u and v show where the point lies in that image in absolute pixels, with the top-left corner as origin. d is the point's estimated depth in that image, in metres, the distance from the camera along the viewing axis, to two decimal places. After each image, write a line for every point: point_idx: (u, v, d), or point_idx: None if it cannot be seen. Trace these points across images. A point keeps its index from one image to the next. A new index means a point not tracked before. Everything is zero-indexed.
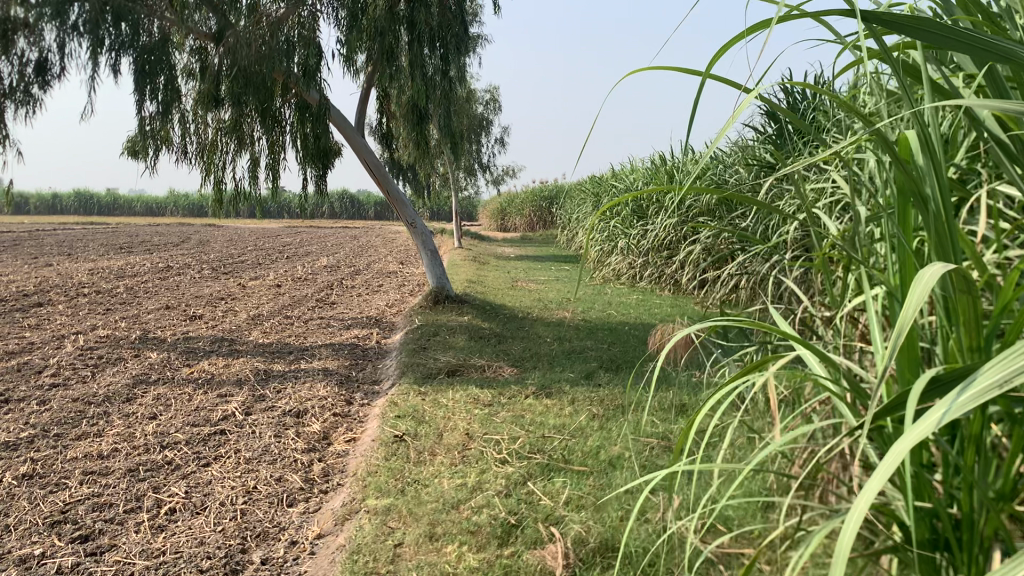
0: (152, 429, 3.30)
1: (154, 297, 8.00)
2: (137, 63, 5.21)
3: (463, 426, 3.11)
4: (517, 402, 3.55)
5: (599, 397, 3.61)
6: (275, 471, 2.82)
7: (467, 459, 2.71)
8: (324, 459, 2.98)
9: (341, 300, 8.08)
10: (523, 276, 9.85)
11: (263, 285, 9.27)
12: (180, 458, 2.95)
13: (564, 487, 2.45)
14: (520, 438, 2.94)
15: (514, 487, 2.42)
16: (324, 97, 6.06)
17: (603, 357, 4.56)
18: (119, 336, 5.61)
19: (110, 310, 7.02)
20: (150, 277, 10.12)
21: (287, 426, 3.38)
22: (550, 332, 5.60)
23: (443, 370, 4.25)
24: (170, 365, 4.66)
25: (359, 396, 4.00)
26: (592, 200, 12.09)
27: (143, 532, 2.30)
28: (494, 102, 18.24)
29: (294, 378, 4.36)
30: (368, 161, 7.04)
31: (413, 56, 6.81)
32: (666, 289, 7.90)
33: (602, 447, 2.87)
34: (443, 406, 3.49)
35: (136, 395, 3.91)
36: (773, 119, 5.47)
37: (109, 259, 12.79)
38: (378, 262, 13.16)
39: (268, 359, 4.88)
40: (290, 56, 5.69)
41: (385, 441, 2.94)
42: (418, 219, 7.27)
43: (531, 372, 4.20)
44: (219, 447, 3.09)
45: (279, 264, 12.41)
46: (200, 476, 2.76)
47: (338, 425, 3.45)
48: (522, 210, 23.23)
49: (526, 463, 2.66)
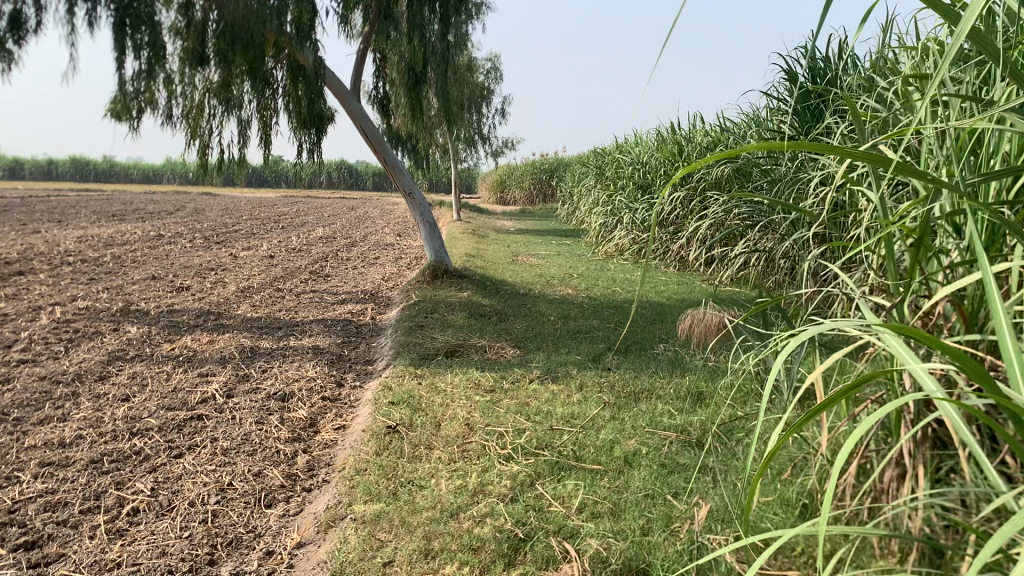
0: (123, 414, 3.02)
1: (142, 267, 7.69)
2: (117, 15, 4.85)
3: (463, 415, 2.83)
4: (521, 388, 3.27)
5: (610, 384, 3.32)
6: (254, 464, 2.54)
7: (467, 455, 2.43)
8: (309, 450, 2.71)
9: (336, 273, 7.77)
10: (524, 250, 9.56)
11: (255, 255, 8.94)
12: (150, 447, 2.68)
13: (577, 490, 2.17)
14: (525, 431, 2.65)
15: (520, 490, 2.16)
16: (319, 58, 5.71)
17: (611, 338, 4.28)
18: (99, 308, 5.31)
19: (93, 279, 6.72)
20: (140, 245, 9.80)
21: (270, 412, 3.09)
22: (554, 309, 5.32)
23: (441, 350, 3.96)
24: (151, 340, 4.37)
25: (350, 378, 3.71)
26: (594, 173, 11.74)
27: (99, 538, 2.04)
28: (496, 71, 17.81)
29: (281, 357, 4.08)
30: (364, 127, 6.68)
31: (413, 18, 6.44)
32: (672, 266, 7.60)
33: (616, 442, 2.59)
34: (441, 391, 3.22)
35: (110, 374, 3.63)
36: (796, 87, 5.14)
37: (99, 227, 12.41)
38: (374, 233, 12.84)
39: (255, 336, 4.59)
40: (283, 15, 5.27)
41: (376, 432, 2.66)
42: (416, 189, 6.91)
43: (536, 354, 3.93)
44: (195, 434, 2.81)
45: (274, 234, 12.07)
46: (170, 470, 2.48)
47: (326, 410, 3.17)
48: (522, 182, 22.87)
49: (533, 460, 2.38)
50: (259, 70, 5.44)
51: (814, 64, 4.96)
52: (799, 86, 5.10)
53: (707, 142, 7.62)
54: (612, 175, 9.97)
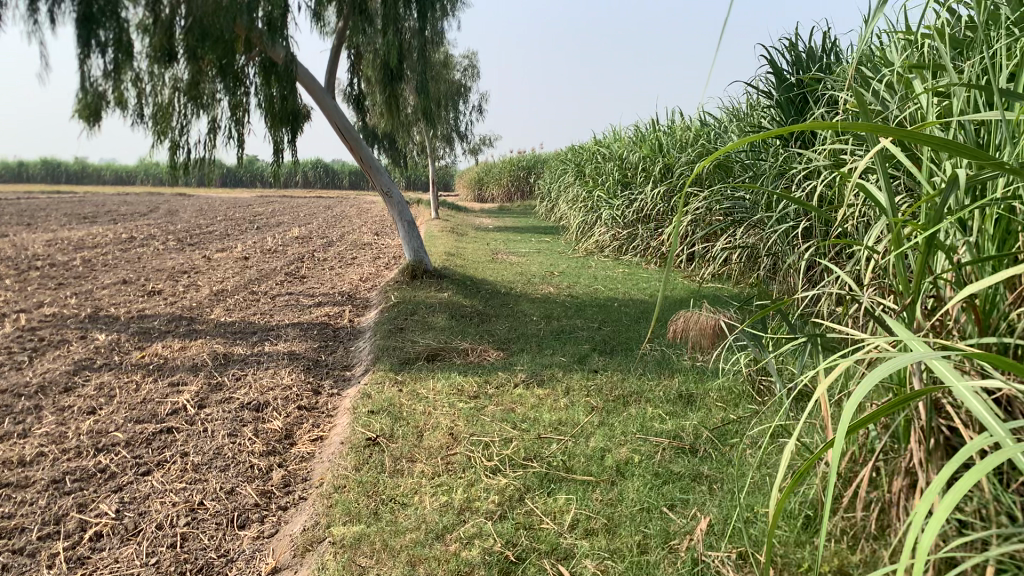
0: (88, 428, 2.86)
1: (112, 271, 7.47)
2: (80, 10, 4.57)
3: (446, 424, 2.72)
4: (506, 393, 3.16)
5: (598, 387, 3.22)
6: (226, 481, 2.40)
7: (451, 467, 2.32)
8: (285, 464, 2.58)
9: (312, 274, 7.61)
10: (504, 248, 9.43)
11: (229, 257, 8.74)
12: (117, 464, 2.53)
13: (569, 504, 2.06)
14: (513, 441, 2.53)
15: (509, 506, 2.05)
16: (291, 53, 5.61)
17: (596, 338, 4.17)
18: (66, 314, 5.12)
19: (61, 284, 6.51)
20: (111, 248, 9.55)
21: (244, 423, 2.96)
22: (536, 309, 5.21)
23: (422, 355, 3.84)
24: (119, 348, 4.20)
25: (328, 385, 3.58)
26: (573, 169, 11.64)
27: (59, 568, 1.91)
28: (472, 68, 17.65)
29: (256, 363, 3.93)
30: (339, 125, 6.52)
31: (388, 12, 6.29)
32: (653, 262, 7.52)
33: (607, 450, 2.48)
34: (422, 398, 3.10)
35: (76, 384, 3.47)
36: (780, 81, 5.07)
37: (69, 229, 12.12)
38: (352, 233, 12.66)
39: (229, 341, 4.43)
40: (253, 10, 5.09)
41: (355, 445, 2.53)
42: (394, 188, 6.75)
43: (520, 356, 3.82)
44: (165, 449, 2.67)
45: (249, 235, 11.85)
46: (137, 489, 2.34)
47: (303, 421, 3.04)
48: (500, 179, 22.76)
49: (522, 473, 2.27)
50: (229, 66, 5.24)
51: (797, 56, 4.89)
52: (782, 80, 5.03)
53: (688, 137, 7.55)
54: (592, 171, 9.88)
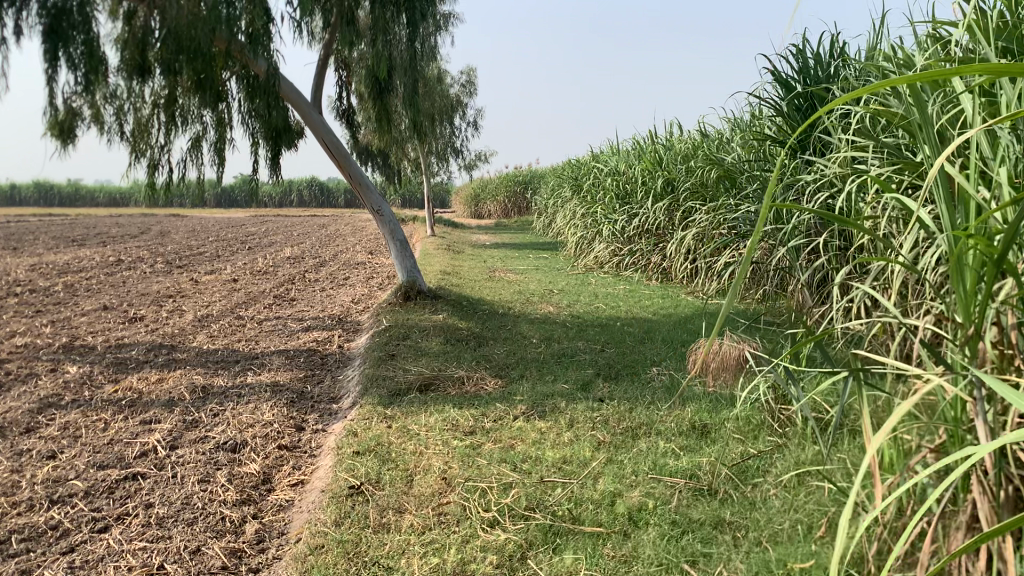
0: (45, 476, 2.60)
1: (95, 296, 7.19)
2: (47, 23, 4.24)
3: (439, 466, 2.46)
4: (504, 427, 2.91)
5: (604, 418, 2.97)
6: (192, 539, 2.14)
7: (444, 520, 2.07)
8: (260, 516, 2.32)
9: (302, 296, 7.35)
10: (501, 266, 9.21)
11: (218, 280, 8.46)
12: (71, 520, 2.27)
13: (578, 564, 1.82)
14: (512, 487, 2.28)
15: (509, 569, 1.80)
16: (273, 67, 5.38)
17: (599, 362, 3.92)
18: (38, 345, 4.85)
19: (39, 312, 6.23)
20: (96, 272, 9.26)
21: (218, 467, 2.70)
22: (535, 330, 4.96)
23: (414, 385, 3.59)
24: (91, 382, 3.93)
25: (312, 421, 3.33)
26: (570, 184, 11.42)
27: None
28: (469, 83, 17.50)
29: (237, 397, 3.66)
30: (327, 141, 6.29)
31: (376, 22, 6.06)
32: (654, 277, 7.29)
33: (618, 494, 2.23)
34: (414, 436, 2.84)
35: (39, 425, 3.20)
36: (787, 90, 4.85)
37: (54, 253, 11.78)
38: (344, 252, 12.39)
39: (209, 372, 4.17)
40: (235, 23, 4.85)
41: (337, 494, 2.28)
42: (385, 206, 6.51)
43: (519, 384, 3.56)
44: (127, 501, 2.41)
45: (240, 256, 11.56)
46: (90, 551, 2.08)
47: (282, 463, 2.78)
48: (496, 195, 22.58)
49: (524, 526, 2.02)
50: (209, 81, 4.99)
51: (804, 63, 4.68)
52: (790, 89, 4.82)
53: (688, 149, 7.36)
54: (589, 185, 9.66)
